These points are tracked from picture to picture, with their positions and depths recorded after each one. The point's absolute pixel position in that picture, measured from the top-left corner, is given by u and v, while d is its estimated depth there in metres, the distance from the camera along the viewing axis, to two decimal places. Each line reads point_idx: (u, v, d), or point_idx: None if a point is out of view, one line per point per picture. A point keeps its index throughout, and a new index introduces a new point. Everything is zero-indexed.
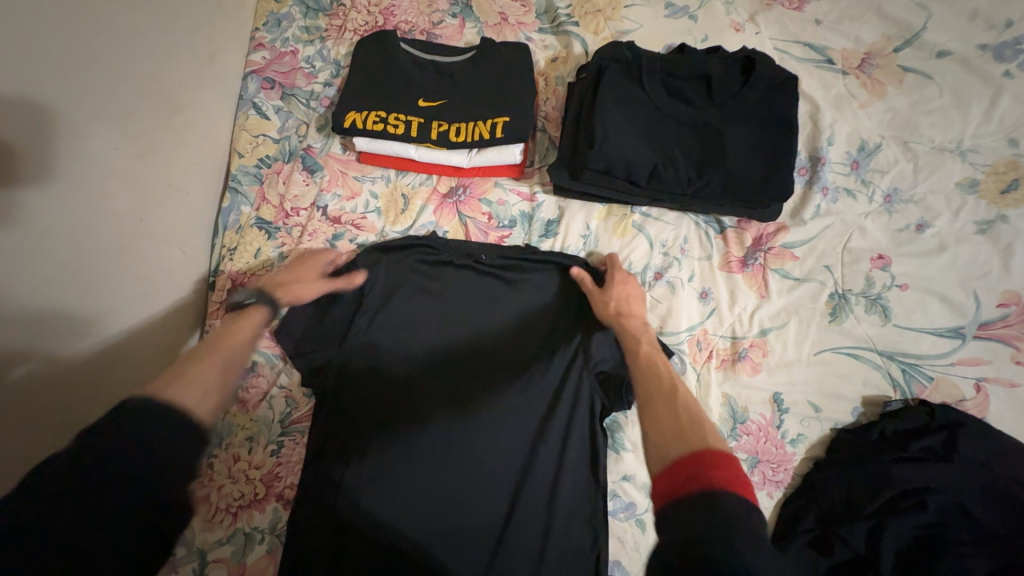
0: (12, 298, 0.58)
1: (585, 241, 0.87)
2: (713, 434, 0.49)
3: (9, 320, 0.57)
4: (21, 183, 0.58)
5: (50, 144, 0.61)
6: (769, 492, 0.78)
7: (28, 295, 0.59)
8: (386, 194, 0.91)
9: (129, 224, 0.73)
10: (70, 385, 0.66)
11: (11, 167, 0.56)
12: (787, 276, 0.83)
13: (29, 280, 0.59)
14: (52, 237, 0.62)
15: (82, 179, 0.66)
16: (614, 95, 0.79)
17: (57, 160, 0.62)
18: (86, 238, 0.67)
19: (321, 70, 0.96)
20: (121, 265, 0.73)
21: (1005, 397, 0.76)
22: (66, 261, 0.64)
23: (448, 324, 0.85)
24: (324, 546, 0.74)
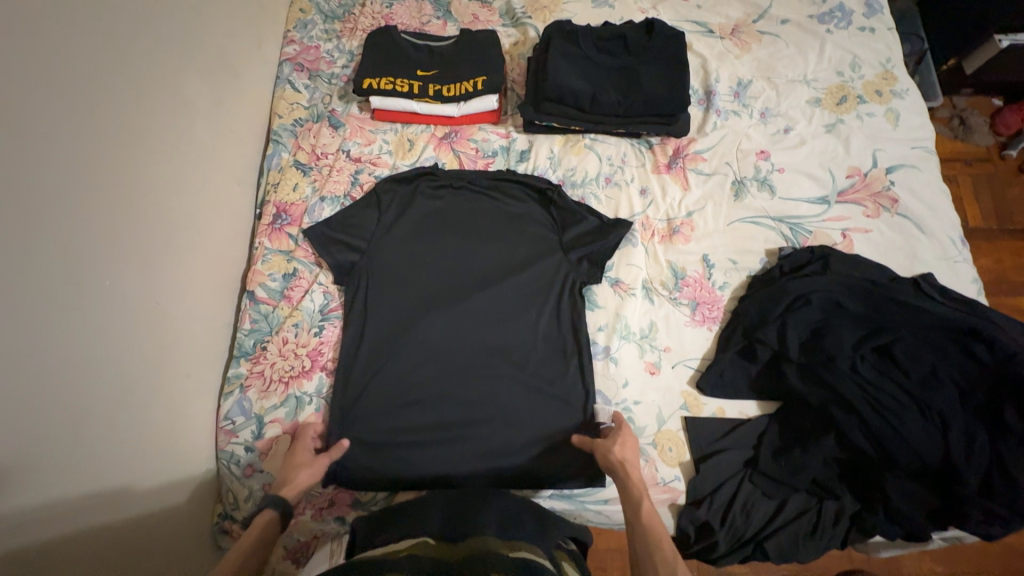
0: (137, 175, 0.81)
1: (551, 161, 1.15)
2: None
3: (133, 189, 0.80)
4: (141, 96, 0.83)
5: (161, 82, 0.88)
6: (708, 326, 1.02)
7: (145, 185, 0.83)
8: (395, 140, 1.18)
9: (202, 155, 0.98)
10: (168, 253, 0.88)
11: (134, 81, 0.82)
12: (701, 173, 1.12)
13: (145, 165, 0.83)
14: (159, 149, 0.87)
15: (177, 107, 0.92)
16: (561, 52, 1.11)
17: (163, 90, 0.88)
18: (178, 150, 0.91)
19: (339, 58, 1.25)
20: (197, 184, 0.97)
21: (863, 238, 1.05)
22: (169, 169, 0.89)
23: (453, 230, 1.10)
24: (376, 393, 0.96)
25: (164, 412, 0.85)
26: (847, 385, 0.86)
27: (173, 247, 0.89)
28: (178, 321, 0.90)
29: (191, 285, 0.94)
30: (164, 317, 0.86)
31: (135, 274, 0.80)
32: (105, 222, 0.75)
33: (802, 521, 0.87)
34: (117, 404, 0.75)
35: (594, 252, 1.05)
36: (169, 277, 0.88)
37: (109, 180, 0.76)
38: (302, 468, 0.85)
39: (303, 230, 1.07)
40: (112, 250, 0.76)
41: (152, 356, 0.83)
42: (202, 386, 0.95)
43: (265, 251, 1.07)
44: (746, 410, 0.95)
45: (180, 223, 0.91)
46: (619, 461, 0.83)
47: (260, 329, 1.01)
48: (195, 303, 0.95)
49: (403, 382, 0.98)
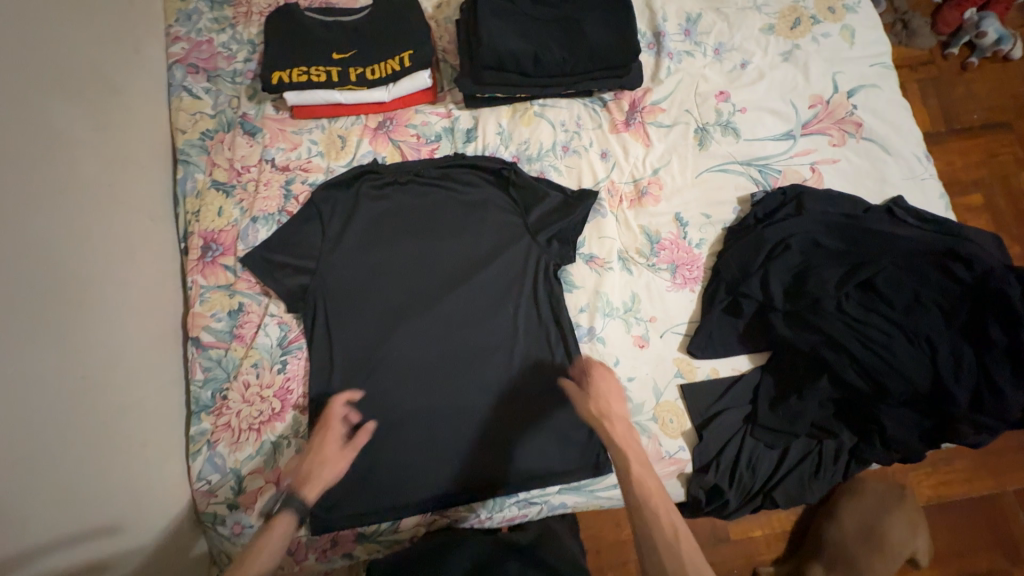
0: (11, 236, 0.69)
1: (500, 136, 1.05)
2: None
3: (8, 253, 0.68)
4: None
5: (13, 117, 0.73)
6: (691, 287, 0.98)
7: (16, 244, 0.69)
8: (324, 138, 1.04)
9: (92, 195, 0.83)
10: (79, 316, 0.76)
11: None
12: (661, 125, 1.05)
13: (18, 221, 0.70)
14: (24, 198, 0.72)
15: (44, 142, 0.77)
16: (490, 10, 0.98)
17: (20, 126, 0.74)
18: (60, 195, 0.78)
19: (239, 50, 1.08)
20: (92, 230, 0.82)
21: (832, 170, 1.02)
22: (52, 220, 0.76)
23: (407, 230, 1.00)
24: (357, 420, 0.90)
25: (119, 492, 0.76)
26: (835, 326, 0.85)
27: (84, 308, 0.77)
28: (115, 389, 0.79)
29: (121, 346, 0.82)
30: (88, 391, 0.75)
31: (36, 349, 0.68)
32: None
33: (806, 464, 0.88)
34: (57, 497, 0.67)
35: (563, 229, 0.98)
36: (89, 342, 0.77)
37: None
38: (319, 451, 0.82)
39: (240, 259, 0.96)
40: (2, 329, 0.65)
41: (90, 434, 0.74)
42: (164, 453, 0.85)
43: (201, 291, 0.95)
44: (739, 366, 0.94)
45: (87, 279, 0.79)
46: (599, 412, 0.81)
47: (215, 377, 0.91)
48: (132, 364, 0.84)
49: (384, 404, 0.91)
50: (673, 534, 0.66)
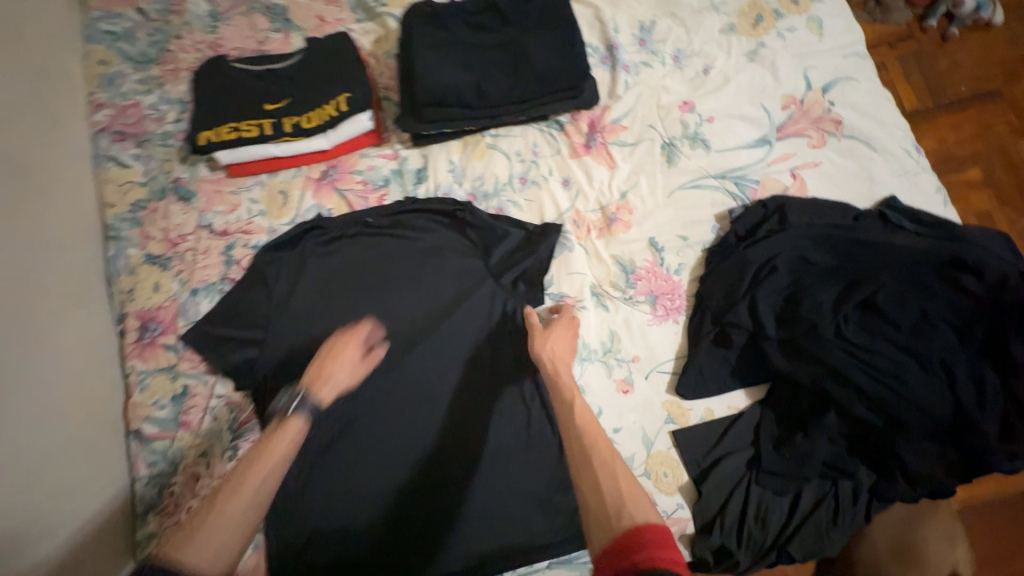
0: None
1: (453, 174, 0.97)
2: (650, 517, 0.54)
3: None
4: None
5: None
6: (674, 319, 0.89)
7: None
8: (265, 195, 0.97)
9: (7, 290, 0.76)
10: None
11: None
12: (624, 144, 0.97)
13: None
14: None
15: None
16: (426, 42, 0.91)
17: None
18: None
19: (168, 110, 1.01)
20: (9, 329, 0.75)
21: (815, 174, 0.93)
22: None
23: (360, 285, 0.92)
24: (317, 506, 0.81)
25: None
26: (836, 354, 0.76)
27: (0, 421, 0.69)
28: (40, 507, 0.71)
29: (48, 455, 0.74)
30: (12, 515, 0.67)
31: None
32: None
33: (822, 511, 0.78)
34: None
35: (527, 269, 0.90)
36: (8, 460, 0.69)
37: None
38: (339, 357, 0.77)
39: (181, 338, 0.88)
40: None
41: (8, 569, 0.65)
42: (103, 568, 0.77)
43: (140, 377, 0.87)
44: (736, 403, 0.84)
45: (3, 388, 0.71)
46: (550, 356, 0.78)
47: (159, 473, 0.83)
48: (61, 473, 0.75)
49: (348, 482, 0.83)
50: (626, 488, 0.57)
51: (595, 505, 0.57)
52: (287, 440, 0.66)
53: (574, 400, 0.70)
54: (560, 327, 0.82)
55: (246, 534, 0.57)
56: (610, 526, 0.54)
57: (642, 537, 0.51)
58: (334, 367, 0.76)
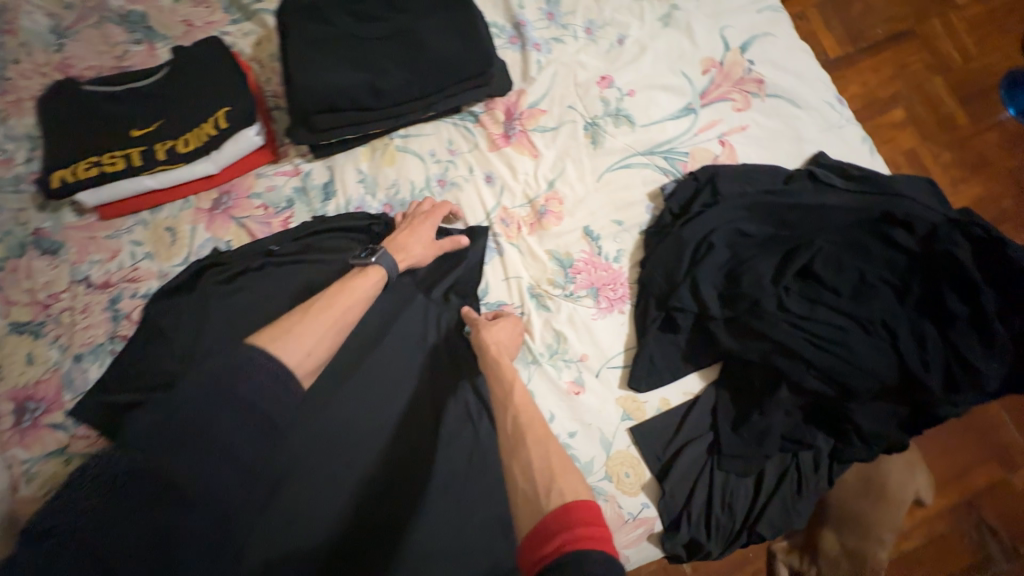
0: None
1: (363, 184, 0.88)
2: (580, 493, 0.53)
3: None
4: None
5: None
6: (619, 309, 0.85)
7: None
8: (149, 235, 0.85)
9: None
10: None
11: None
12: (546, 130, 0.90)
13: None
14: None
15: None
16: (306, 41, 0.81)
17: None
18: None
19: (16, 149, 0.86)
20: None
21: (743, 140, 0.90)
22: None
23: (268, 320, 0.79)
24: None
25: None
26: (780, 326, 0.74)
27: None
28: None
29: None
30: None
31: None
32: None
33: (786, 485, 0.77)
34: None
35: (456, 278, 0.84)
36: None
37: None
38: (415, 234, 0.81)
39: (69, 414, 0.76)
40: None
41: None
42: None
43: (23, 468, 0.74)
44: (691, 388, 0.81)
45: None
46: (489, 342, 0.76)
47: None
48: None
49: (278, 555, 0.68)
50: (561, 470, 0.56)
51: (529, 484, 0.56)
52: (366, 285, 0.73)
53: (515, 383, 0.69)
54: (505, 320, 0.79)
55: (323, 356, 0.65)
56: (538, 506, 0.53)
57: (575, 513, 0.50)
58: (423, 224, 0.81)
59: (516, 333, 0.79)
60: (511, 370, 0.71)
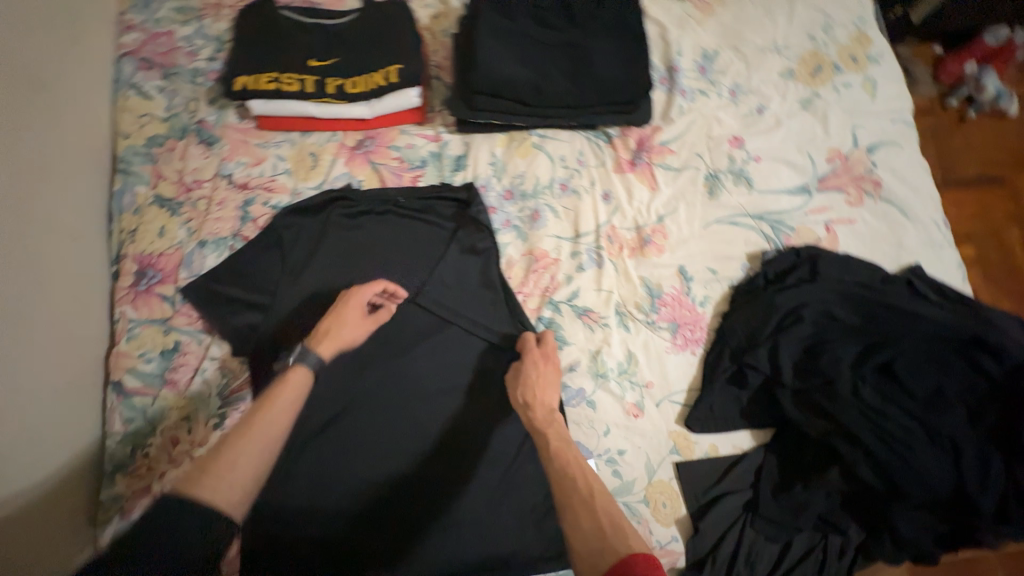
0: None
1: (493, 167, 0.94)
2: (631, 539, 0.56)
3: None
4: None
5: None
6: (692, 350, 0.89)
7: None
8: (293, 155, 0.92)
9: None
10: None
11: None
12: (669, 169, 0.96)
13: None
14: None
15: None
16: (491, 29, 0.88)
17: None
18: None
19: (203, 47, 0.94)
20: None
21: (848, 231, 0.94)
22: None
23: (381, 265, 0.87)
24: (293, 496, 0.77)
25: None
26: (849, 413, 0.77)
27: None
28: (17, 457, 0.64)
29: (39, 391, 0.68)
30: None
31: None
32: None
33: (810, 561, 0.79)
34: None
35: (550, 277, 0.90)
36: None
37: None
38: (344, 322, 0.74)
39: (180, 291, 0.82)
40: None
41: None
42: (58, 535, 0.69)
43: (130, 325, 0.80)
44: (741, 443, 0.84)
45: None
46: (525, 403, 0.74)
47: (136, 431, 0.77)
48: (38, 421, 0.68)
49: (343, 472, 0.79)
50: (605, 530, 0.57)
51: (584, 554, 0.56)
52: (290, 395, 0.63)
53: (552, 443, 0.68)
54: (547, 366, 0.78)
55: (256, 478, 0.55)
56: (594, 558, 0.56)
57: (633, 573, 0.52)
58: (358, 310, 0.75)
59: (555, 381, 0.77)
60: (547, 429, 0.70)
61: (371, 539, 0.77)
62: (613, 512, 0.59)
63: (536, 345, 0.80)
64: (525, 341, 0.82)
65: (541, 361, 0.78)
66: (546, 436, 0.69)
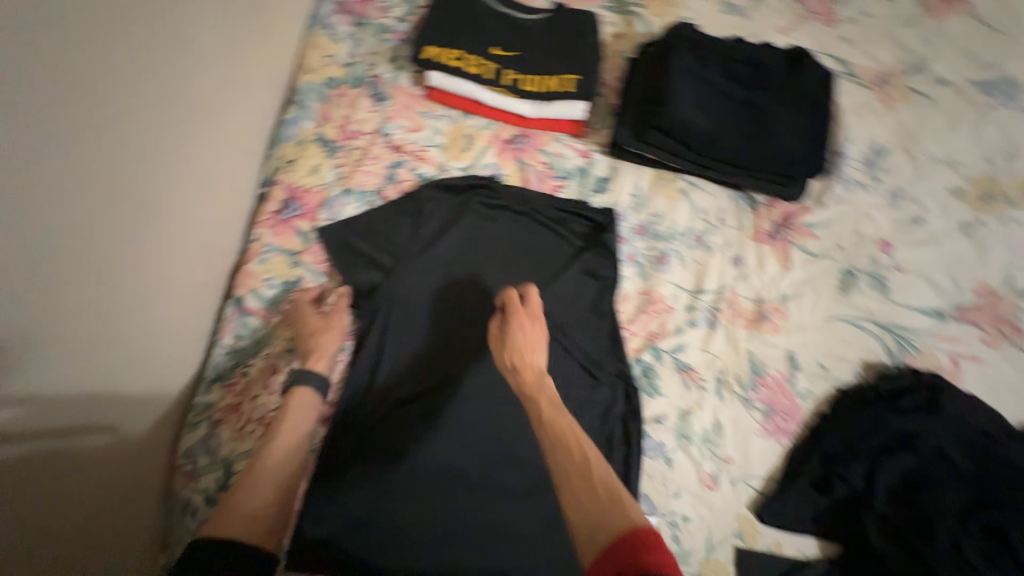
0: (114, 180, 0.56)
1: (633, 198, 0.94)
2: (634, 514, 0.53)
3: (116, 198, 0.57)
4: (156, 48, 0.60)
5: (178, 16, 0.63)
6: (779, 439, 0.86)
7: (110, 157, 0.55)
8: (450, 131, 0.93)
9: (198, 115, 0.70)
10: (155, 265, 0.66)
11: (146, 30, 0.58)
12: (807, 252, 0.94)
13: (112, 171, 0.56)
14: (123, 83, 0.55)
15: (191, 70, 0.67)
16: (681, 69, 0.89)
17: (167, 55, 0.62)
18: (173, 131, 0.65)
19: (396, 7, 0.99)
20: (176, 146, 0.66)
21: (975, 372, 0.88)
22: (159, 155, 0.63)
23: (503, 261, 0.88)
24: (360, 462, 0.76)
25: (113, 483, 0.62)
26: (942, 561, 0.73)
27: (159, 252, 0.66)
28: (155, 347, 0.68)
29: (184, 286, 0.73)
30: (116, 346, 0.60)
31: (72, 286, 0.52)
32: (38, 210, 0.47)
33: None
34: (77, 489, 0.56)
35: (658, 323, 0.89)
36: (150, 290, 0.65)
37: (71, 136, 0.50)
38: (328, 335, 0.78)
39: (317, 230, 0.85)
40: (83, 293, 0.54)
41: (121, 423, 0.63)
42: (157, 428, 0.71)
43: (265, 249, 0.83)
44: (806, 549, 0.81)
45: (170, 219, 0.67)
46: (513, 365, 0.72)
47: (243, 348, 0.80)
48: (174, 316, 0.72)
49: (412, 453, 0.77)
50: (606, 496, 0.55)
51: (585, 522, 0.54)
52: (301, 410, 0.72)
53: (546, 413, 0.64)
54: (532, 327, 0.75)
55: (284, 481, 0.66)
56: (594, 536, 0.52)
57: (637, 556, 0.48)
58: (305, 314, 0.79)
59: (541, 339, 0.75)
60: (535, 391, 0.68)
61: (418, 531, 0.73)
62: (614, 483, 0.56)
63: (520, 302, 0.77)
64: (511, 299, 0.78)
65: (523, 323, 0.75)
66: (537, 401, 0.67)
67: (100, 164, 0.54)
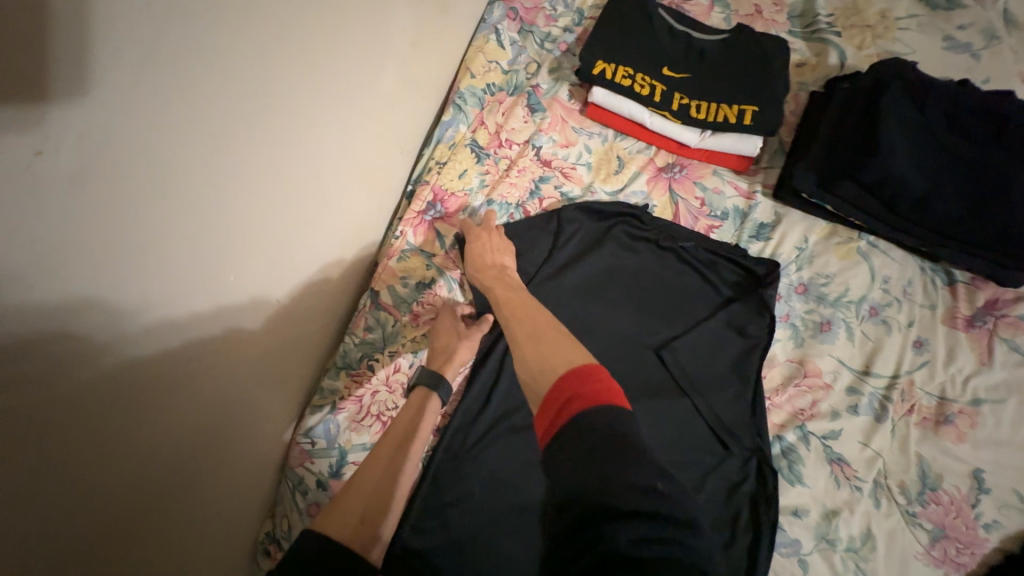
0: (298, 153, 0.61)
1: (799, 253, 0.83)
2: (575, 358, 0.51)
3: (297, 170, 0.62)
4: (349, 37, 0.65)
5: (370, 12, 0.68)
6: (948, 573, 0.68)
7: (292, 135, 0.59)
8: (601, 151, 0.89)
9: (356, 107, 0.70)
10: (314, 240, 0.70)
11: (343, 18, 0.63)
12: (1016, 350, 0.77)
13: (298, 145, 0.61)
14: (293, 61, 0.56)
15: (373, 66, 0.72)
16: (897, 113, 0.76)
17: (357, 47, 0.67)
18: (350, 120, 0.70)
19: (563, 15, 0.97)
20: (330, 135, 0.67)
21: None
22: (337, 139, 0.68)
23: (638, 299, 0.81)
24: (453, 486, 0.70)
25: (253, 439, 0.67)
26: None
27: (321, 230, 0.71)
28: (306, 319, 0.73)
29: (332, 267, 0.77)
30: (251, 325, 0.60)
31: (216, 258, 0.52)
32: (231, 167, 0.51)
33: None
34: (230, 430, 0.61)
35: (808, 399, 0.77)
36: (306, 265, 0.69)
37: (269, 106, 0.54)
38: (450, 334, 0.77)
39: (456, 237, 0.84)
40: (257, 247, 0.58)
41: (275, 379, 0.69)
42: (289, 397, 0.74)
43: (406, 247, 0.83)
44: None
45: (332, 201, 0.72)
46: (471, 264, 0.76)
47: (372, 342, 0.79)
48: (325, 295, 0.76)
49: (511, 488, 0.71)
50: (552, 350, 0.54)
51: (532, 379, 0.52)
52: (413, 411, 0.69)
53: (501, 295, 0.70)
54: (491, 235, 0.77)
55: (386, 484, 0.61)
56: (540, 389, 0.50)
57: (573, 391, 0.46)
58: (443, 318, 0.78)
59: (501, 243, 0.77)
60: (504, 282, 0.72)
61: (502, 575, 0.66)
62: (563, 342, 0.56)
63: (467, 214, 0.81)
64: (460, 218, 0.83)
65: (479, 232, 0.78)
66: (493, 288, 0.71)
67: (290, 134, 0.59)
